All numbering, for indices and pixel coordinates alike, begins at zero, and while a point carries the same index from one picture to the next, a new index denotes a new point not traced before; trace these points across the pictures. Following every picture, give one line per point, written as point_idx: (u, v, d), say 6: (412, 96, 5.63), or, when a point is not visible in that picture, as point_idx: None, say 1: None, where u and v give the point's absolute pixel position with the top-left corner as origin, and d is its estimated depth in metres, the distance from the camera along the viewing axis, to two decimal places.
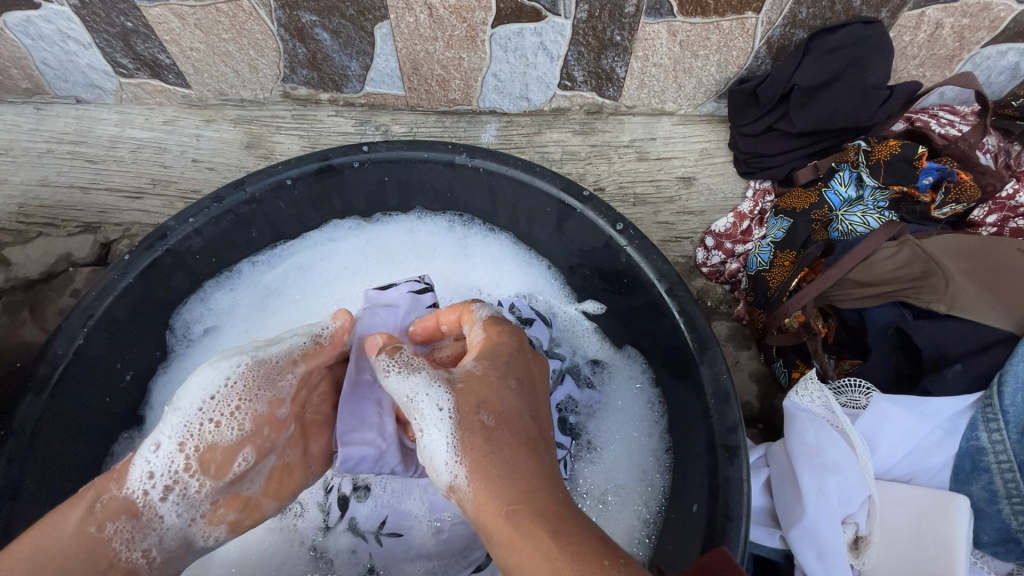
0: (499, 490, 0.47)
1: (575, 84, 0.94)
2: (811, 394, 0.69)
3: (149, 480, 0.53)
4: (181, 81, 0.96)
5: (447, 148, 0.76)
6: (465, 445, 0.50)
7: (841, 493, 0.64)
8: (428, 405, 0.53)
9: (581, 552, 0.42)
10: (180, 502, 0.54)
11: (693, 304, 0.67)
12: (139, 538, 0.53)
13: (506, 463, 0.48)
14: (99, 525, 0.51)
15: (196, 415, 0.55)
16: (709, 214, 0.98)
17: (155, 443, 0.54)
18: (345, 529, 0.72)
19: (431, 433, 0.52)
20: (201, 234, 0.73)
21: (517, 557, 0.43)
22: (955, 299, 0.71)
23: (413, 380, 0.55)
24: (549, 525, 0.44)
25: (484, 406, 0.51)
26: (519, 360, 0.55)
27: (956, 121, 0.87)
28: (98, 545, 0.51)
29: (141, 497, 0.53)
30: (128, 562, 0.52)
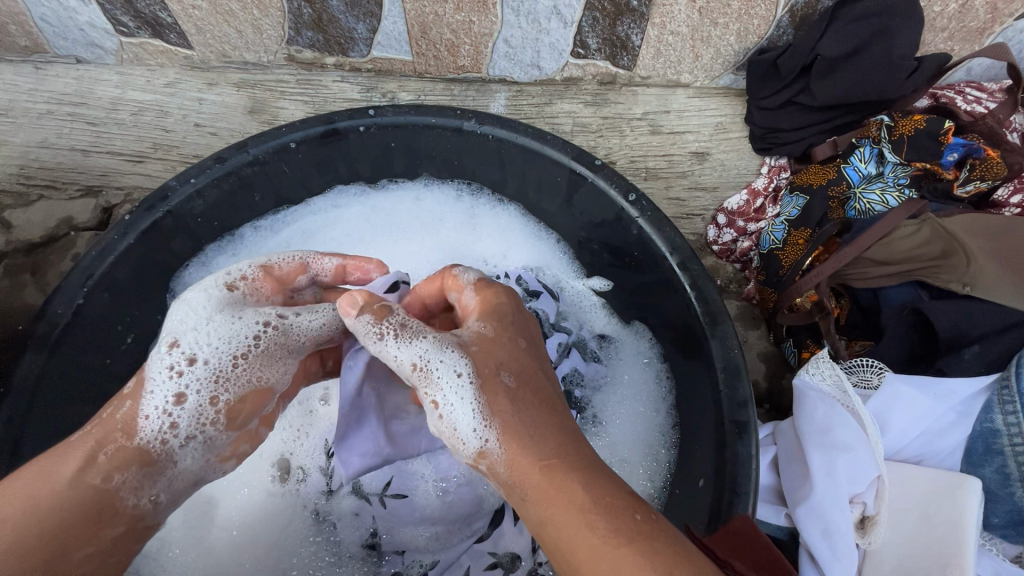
0: (531, 448, 0.46)
1: (588, 52, 0.91)
2: (823, 373, 0.67)
3: (169, 429, 0.51)
4: (183, 41, 0.93)
5: (455, 113, 0.73)
6: (493, 407, 0.49)
7: (850, 472, 0.62)
8: (444, 372, 0.49)
9: (614, 506, 0.43)
10: (199, 448, 0.53)
11: (705, 278, 0.65)
12: (147, 485, 0.50)
13: (534, 420, 0.48)
14: (105, 477, 0.47)
15: (225, 367, 0.53)
16: (722, 191, 0.96)
17: (174, 395, 0.51)
18: (349, 492, 0.71)
19: (452, 402, 0.49)
20: (204, 196, 0.71)
21: (551, 511, 0.43)
22: (975, 279, 0.69)
23: (417, 345, 0.50)
24: (582, 477, 0.44)
25: (502, 368, 0.51)
26: (519, 322, 0.55)
27: (982, 99, 0.84)
28: (105, 496, 0.47)
29: (157, 446, 0.51)
30: (134, 509, 0.49)
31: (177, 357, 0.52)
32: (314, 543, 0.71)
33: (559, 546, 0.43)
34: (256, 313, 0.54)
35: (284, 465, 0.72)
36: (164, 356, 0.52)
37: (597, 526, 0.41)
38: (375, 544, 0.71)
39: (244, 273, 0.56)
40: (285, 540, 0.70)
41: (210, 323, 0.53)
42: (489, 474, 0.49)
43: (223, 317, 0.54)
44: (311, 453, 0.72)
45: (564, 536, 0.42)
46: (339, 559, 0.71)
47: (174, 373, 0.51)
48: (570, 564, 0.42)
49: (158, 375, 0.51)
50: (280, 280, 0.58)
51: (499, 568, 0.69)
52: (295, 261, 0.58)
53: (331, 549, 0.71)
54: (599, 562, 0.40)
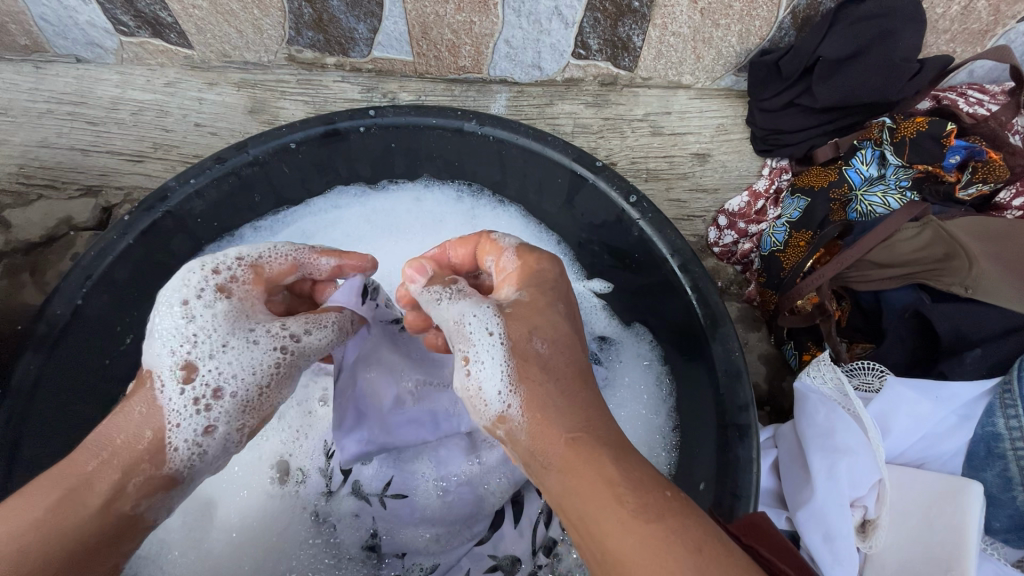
0: (555, 419, 0.46)
1: (589, 53, 0.90)
2: (825, 375, 0.67)
3: (200, 459, 0.51)
4: (183, 41, 0.93)
5: (456, 114, 0.73)
6: (521, 374, 0.48)
7: (851, 475, 0.62)
8: (478, 330, 0.50)
9: (642, 482, 0.42)
10: (217, 465, 0.54)
11: (707, 280, 0.65)
12: (167, 502, 0.51)
13: (560, 392, 0.48)
14: (134, 504, 0.47)
15: (250, 394, 0.54)
16: (723, 192, 0.96)
17: (204, 428, 0.51)
18: (349, 492, 0.71)
19: (483, 360, 0.49)
20: (203, 197, 0.71)
21: (575, 482, 0.43)
22: (977, 282, 0.69)
23: (458, 303, 0.52)
24: (609, 452, 0.44)
25: (536, 334, 0.50)
26: (561, 288, 0.54)
27: (985, 101, 0.82)
28: (131, 521, 0.48)
29: (189, 474, 0.51)
30: (151, 523, 0.50)
31: (201, 389, 0.51)
32: (314, 545, 0.70)
33: (583, 516, 0.42)
34: (269, 338, 0.55)
35: (283, 466, 0.72)
36: (185, 389, 0.51)
37: (625, 500, 0.41)
38: (375, 545, 0.71)
39: (234, 273, 0.55)
40: (284, 542, 0.70)
41: (228, 351, 0.53)
42: (507, 441, 0.49)
43: (239, 342, 0.54)
44: (310, 454, 0.72)
45: (589, 506, 0.42)
46: (338, 561, 0.70)
47: (201, 406, 0.51)
48: (594, 533, 0.41)
49: (182, 408, 0.50)
50: (270, 279, 0.57)
51: (499, 571, 0.69)
52: (287, 261, 0.57)
53: (331, 551, 0.70)
54: (628, 536, 0.40)
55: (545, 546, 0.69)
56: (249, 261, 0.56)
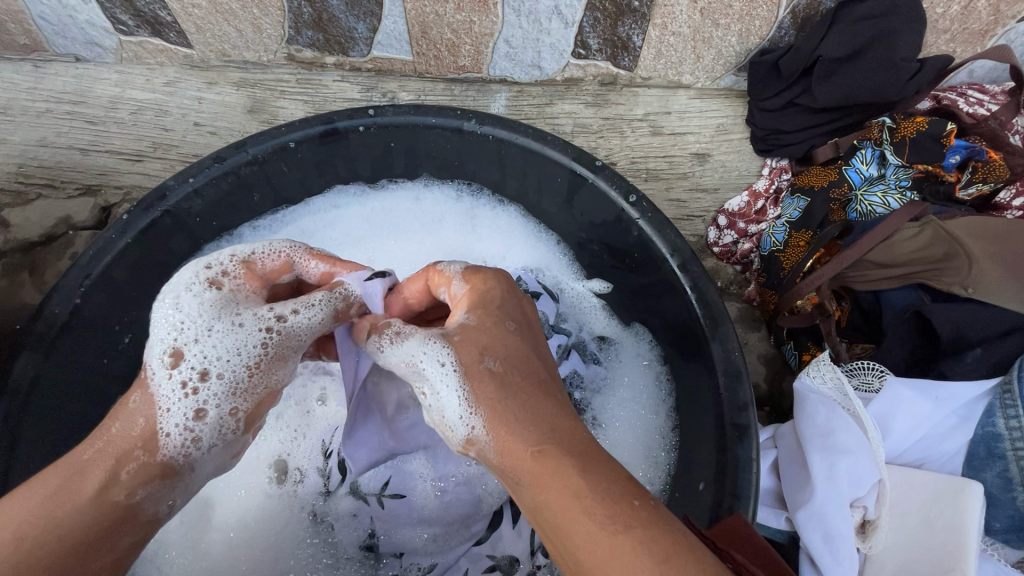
0: (522, 432, 0.46)
1: (589, 53, 0.90)
2: (824, 376, 0.67)
3: (191, 443, 0.50)
4: (183, 40, 0.93)
5: (455, 113, 0.73)
6: (478, 395, 0.49)
7: (851, 476, 0.62)
8: (429, 363, 0.51)
9: (609, 491, 0.42)
10: (216, 453, 0.53)
11: (706, 280, 0.65)
12: (166, 493, 0.50)
13: (523, 406, 0.48)
14: (129, 492, 0.47)
15: (239, 377, 0.53)
16: (722, 192, 0.95)
17: (195, 411, 0.50)
18: (347, 492, 0.71)
19: (439, 391, 0.50)
20: (202, 196, 0.71)
21: (544, 495, 0.43)
22: (977, 282, 0.69)
23: (407, 344, 0.52)
24: (575, 463, 0.43)
25: (487, 354, 0.50)
26: (509, 305, 0.54)
27: (984, 101, 0.82)
28: (127, 511, 0.47)
29: (180, 459, 0.50)
30: (152, 514, 0.49)
31: (188, 372, 0.51)
32: (311, 545, 0.70)
33: (555, 529, 0.42)
34: (256, 318, 0.54)
35: (281, 466, 0.71)
36: (173, 373, 0.51)
37: (592, 511, 0.41)
38: (372, 545, 0.71)
39: (226, 268, 0.55)
40: (282, 542, 0.70)
41: (214, 335, 0.52)
42: (481, 460, 0.49)
43: (225, 325, 0.53)
44: (308, 454, 0.72)
45: (559, 520, 0.42)
46: (336, 561, 0.70)
47: (189, 390, 0.51)
48: (567, 545, 0.41)
49: (170, 392, 0.50)
50: (265, 277, 0.57)
51: (497, 571, 0.69)
52: (281, 258, 0.57)
53: (329, 551, 0.70)
54: (596, 548, 0.40)
55: (544, 546, 0.70)
56: (241, 257, 0.56)
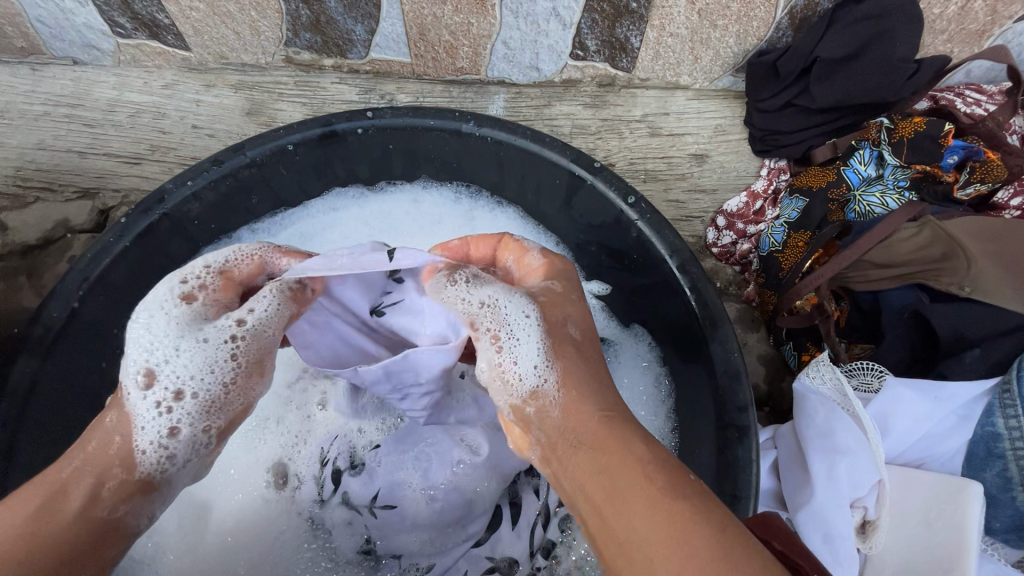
0: (591, 397, 0.47)
1: (587, 54, 0.90)
2: (823, 376, 0.67)
3: (163, 461, 0.48)
4: (180, 43, 0.93)
5: (454, 115, 0.73)
6: (557, 353, 0.49)
7: (851, 476, 0.62)
8: (513, 311, 0.50)
9: (671, 464, 0.42)
10: (196, 467, 0.51)
11: (705, 280, 0.65)
12: (150, 507, 0.48)
13: (593, 374, 0.49)
14: (112, 508, 0.45)
15: (211, 393, 0.50)
16: (721, 193, 0.96)
17: (170, 428, 0.48)
18: (340, 502, 0.70)
19: (518, 340, 0.49)
20: (201, 199, 0.71)
21: (603, 458, 0.43)
22: (977, 283, 0.69)
23: (488, 287, 0.52)
24: (640, 433, 0.44)
25: (570, 321, 0.52)
26: (585, 286, 0.57)
27: (982, 100, 0.83)
28: (110, 528, 0.45)
29: (158, 475, 0.48)
30: (135, 529, 0.48)
31: (162, 392, 0.48)
32: (310, 550, 0.70)
33: (609, 491, 0.41)
34: (218, 331, 0.51)
35: (280, 471, 0.72)
36: (147, 395, 0.48)
37: (653, 478, 0.41)
38: (370, 549, 0.70)
39: (203, 281, 0.53)
40: (280, 548, 0.69)
41: (181, 354, 0.49)
42: (536, 419, 0.48)
43: (192, 344, 0.50)
44: (307, 461, 0.72)
45: (616, 483, 0.41)
46: (336, 564, 0.71)
47: (163, 409, 0.48)
48: (616, 509, 0.40)
49: (146, 412, 0.48)
50: (241, 283, 0.55)
51: (497, 572, 0.69)
52: (254, 262, 0.55)
53: (329, 555, 0.71)
54: (652, 513, 0.39)
55: (545, 547, 0.70)
56: (217, 267, 0.54)
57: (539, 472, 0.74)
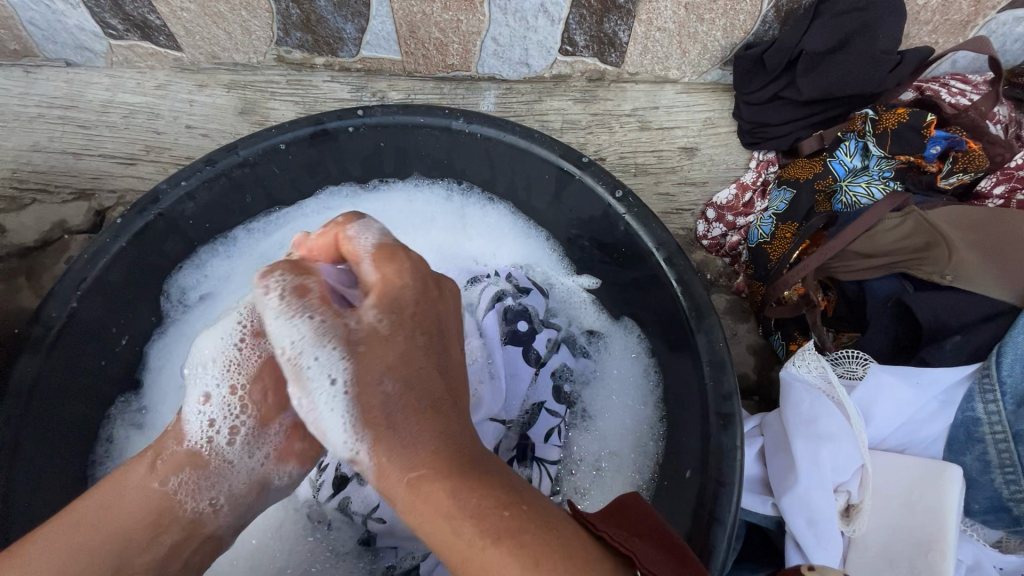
0: (396, 461, 0.42)
1: (576, 50, 0.91)
2: (809, 365, 0.69)
3: (209, 427, 0.53)
4: (172, 43, 0.93)
5: (443, 112, 0.74)
6: (363, 416, 0.44)
7: (834, 461, 0.64)
8: (316, 374, 0.45)
9: (478, 508, 0.37)
10: (249, 442, 0.53)
11: (691, 273, 0.66)
12: (204, 488, 0.52)
13: (410, 428, 0.44)
14: (162, 480, 0.51)
15: (234, 354, 0.54)
16: (711, 185, 0.97)
17: (202, 395, 0.53)
18: (336, 505, 0.70)
19: (319, 408, 0.44)
20: (195, 199, 0.72)
21: (415, 518, 0.39)
22: (958, 270, 0.70)
23: (294, 325, 0.46)
24: (448, 485, 0.39)
25: (386, 374, 0.46)
26: (422, 308, 0.50)
27: (967, 91, 0.85)
28: (163, 499, 0.50)
29: (204, 447, 0.52)
30: (192, 513, 0.51)
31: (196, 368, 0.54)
32: (310, 542, 0.71)
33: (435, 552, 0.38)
34: None
35: None
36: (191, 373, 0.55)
37: (459, 530, 0.37)
38: (369, 541, 0.71)
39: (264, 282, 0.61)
40: (279, 542, 0.71)
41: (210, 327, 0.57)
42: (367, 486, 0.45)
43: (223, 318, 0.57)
44: None
45: (435, 543, 0.38)
46: (336, 555, 0.72)
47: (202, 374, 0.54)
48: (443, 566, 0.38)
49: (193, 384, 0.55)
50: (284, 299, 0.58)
51: None
52: None
53: (329, 545, 0.72)
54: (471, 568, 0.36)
55: None
56: None
57: (531, 464, 0.72)
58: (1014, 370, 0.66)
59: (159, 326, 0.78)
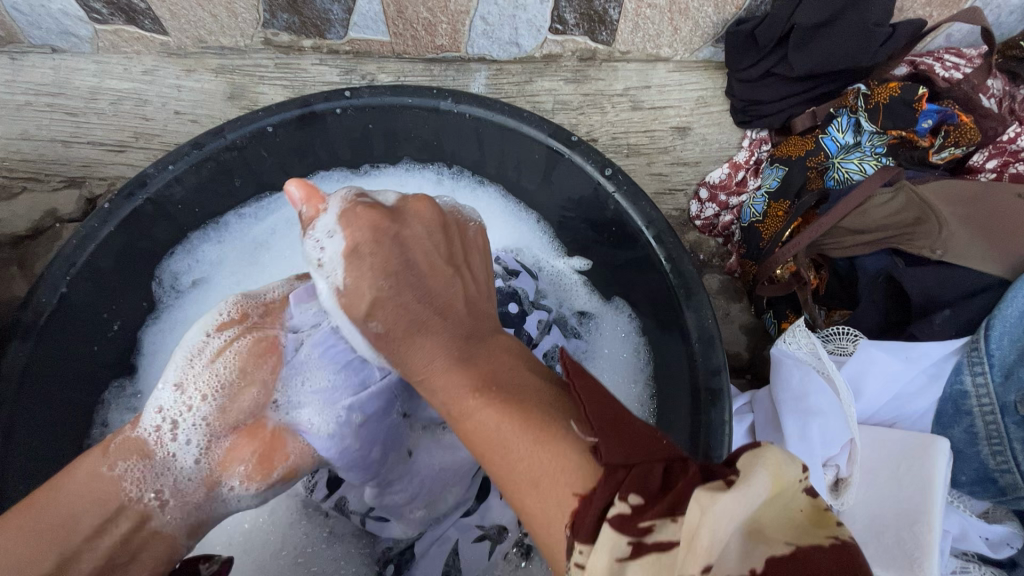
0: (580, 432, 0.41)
1: (566, 28, 0.90)
2: (799, 342, 0.68)
3: (157, 421, 0.57)
4: (158, 27, 0.92)
5: (431, 93, 0.73)
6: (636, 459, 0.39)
7: (823, 436, 0.64)
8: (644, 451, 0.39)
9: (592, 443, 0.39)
10: (189, 439, 0.57)
11: (680, 250, 0.66)
12: (149, 479, 0.55)
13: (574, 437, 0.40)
14: (111, 465, 0.54)
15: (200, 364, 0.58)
16: (704, 165, 0.96)
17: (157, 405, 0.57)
18: (331, 505, 0.71)
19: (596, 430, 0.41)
20: (182, 182, 0.72)
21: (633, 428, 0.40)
22: (947, 245, 0.70)
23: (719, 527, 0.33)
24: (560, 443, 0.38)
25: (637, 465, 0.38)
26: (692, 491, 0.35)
27: (960, 65, 0.84)
28: (109, 484, 0.53)
29: (152, 437, 0.57)
30: (139, 504, 0.54)
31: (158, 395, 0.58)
32: (304, 525, 0.71)
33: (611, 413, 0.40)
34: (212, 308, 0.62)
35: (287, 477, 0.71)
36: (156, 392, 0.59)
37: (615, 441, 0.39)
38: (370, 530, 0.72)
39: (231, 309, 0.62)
40: (272, 530, 0.71)
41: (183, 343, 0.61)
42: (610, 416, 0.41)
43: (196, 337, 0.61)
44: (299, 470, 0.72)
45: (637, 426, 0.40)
46: (334, 535, 0.72)
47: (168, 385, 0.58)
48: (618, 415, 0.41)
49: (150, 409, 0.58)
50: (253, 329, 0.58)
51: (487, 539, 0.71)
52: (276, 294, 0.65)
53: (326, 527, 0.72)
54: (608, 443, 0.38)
55: None
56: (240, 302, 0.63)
57: None
58: (1002, 343, 0.66)
59: (151, 312, 0.78)
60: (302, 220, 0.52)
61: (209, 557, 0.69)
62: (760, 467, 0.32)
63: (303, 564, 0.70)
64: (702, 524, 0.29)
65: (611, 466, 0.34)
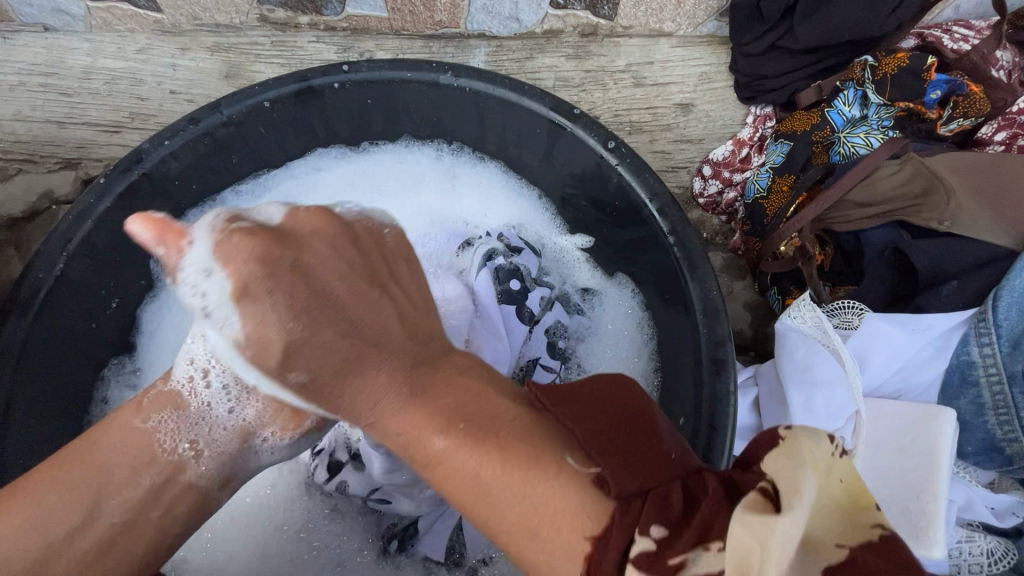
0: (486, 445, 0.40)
1: (567, 2, 0.88)
2: (805, 316, 0.69)
3: (187, 370, 0.55)
4: (152, 4, 0.91)
5: (431, 66, 0.72)
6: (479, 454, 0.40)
7: (828, 407, 0.63)
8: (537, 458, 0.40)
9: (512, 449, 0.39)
10: (219, 388, 0.55)
11: (683, 223, 0.65)
12: (183, 429, 0.55)
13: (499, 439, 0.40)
14: (145, 418, 0.54)
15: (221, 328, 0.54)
16: (707, 142, 0.95)
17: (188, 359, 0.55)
18: (333, 488, 0.70)
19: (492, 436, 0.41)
20: (179, 158, 0.70)
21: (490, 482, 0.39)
22: (956, 216, 0.69)
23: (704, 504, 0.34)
24: (517, 478, 0.38)
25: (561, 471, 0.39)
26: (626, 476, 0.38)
27: (969, 36, 0.83)
28: (145, 434, 0.54)
29: (183, 388, 0.55)
30: (171, 458, 0.54)
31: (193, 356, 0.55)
32: (307, 502, 0.71)
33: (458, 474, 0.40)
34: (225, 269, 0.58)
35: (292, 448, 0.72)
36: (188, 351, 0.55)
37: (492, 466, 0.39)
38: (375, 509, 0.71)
39: None
40: (274, 507, 0.71)
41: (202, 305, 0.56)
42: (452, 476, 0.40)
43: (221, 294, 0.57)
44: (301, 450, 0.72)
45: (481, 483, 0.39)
46: (336, 511, 0.72)
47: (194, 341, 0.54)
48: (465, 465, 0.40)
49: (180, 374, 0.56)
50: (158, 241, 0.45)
51: None
52: None
53: (328, 503, 0.72)
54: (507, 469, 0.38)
55: None
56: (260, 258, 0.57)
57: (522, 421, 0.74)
58: (1009, 314, 0.66)
59: (150, 290, 0.77)
60: (164, 263, 0.45)
61: (210, 534, 0.69)
62: (801, 465, 0.33)
63: (306, 539, 0.70)
64: (773, 537, 0.29)
65: (625, 497, 0.36)
